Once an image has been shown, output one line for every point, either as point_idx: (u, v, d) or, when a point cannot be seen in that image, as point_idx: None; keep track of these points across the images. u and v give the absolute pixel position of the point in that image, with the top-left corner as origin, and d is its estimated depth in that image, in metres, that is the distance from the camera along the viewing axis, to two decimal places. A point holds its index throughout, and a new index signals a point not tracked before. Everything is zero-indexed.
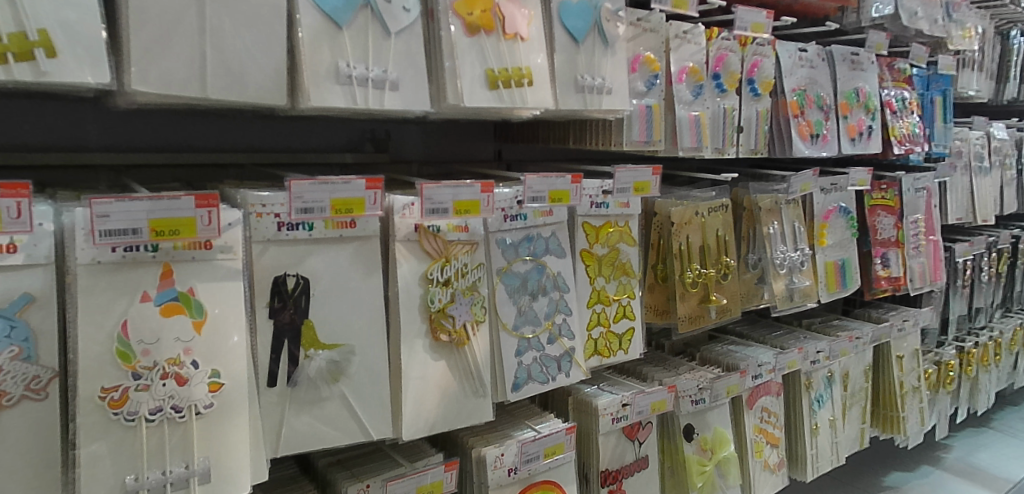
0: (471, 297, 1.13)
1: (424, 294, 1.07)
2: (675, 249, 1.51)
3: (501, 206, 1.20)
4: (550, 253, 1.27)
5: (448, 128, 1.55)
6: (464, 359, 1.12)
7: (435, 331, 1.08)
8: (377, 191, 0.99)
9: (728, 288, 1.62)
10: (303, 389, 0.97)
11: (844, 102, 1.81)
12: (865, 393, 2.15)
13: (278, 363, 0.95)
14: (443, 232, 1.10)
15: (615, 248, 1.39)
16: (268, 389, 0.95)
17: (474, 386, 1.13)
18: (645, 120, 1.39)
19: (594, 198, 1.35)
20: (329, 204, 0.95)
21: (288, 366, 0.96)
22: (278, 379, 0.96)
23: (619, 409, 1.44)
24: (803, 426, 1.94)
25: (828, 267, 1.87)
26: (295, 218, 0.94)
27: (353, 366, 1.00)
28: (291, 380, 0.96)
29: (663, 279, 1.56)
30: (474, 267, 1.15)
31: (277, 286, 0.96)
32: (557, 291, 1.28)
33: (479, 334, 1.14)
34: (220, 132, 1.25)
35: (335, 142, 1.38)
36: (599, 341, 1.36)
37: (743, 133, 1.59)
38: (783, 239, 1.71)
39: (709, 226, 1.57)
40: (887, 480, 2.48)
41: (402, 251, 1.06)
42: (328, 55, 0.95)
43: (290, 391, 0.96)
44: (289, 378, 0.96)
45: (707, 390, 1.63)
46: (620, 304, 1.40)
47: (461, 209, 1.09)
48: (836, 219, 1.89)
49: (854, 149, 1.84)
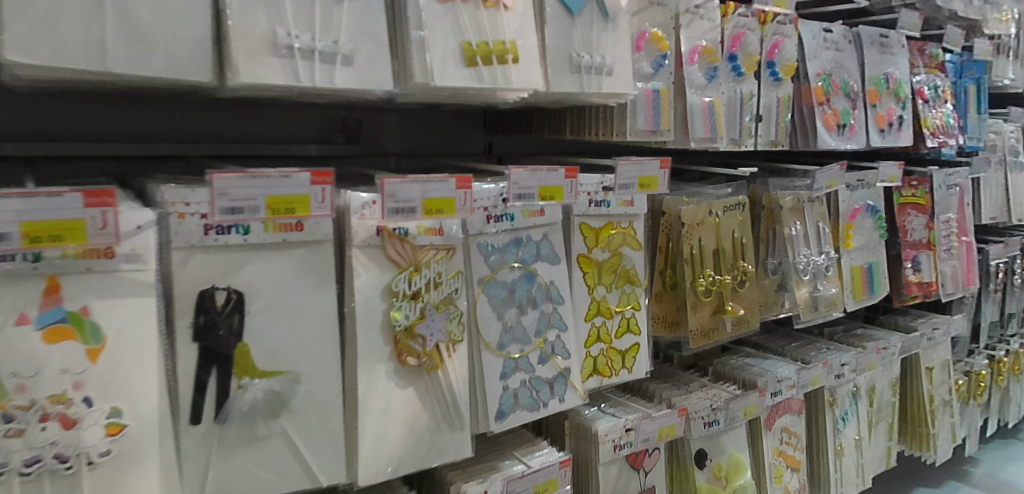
0: (447, 312, 0.96)
1: (388, 311, 0.90)
2: (685, 254, 1.34)
3: (483, 205, 1.03)
4: (542, 258, 1.10)
5: (430, 117, 1.38)
6: (436, 386, 0.95)
7: (401, 354, 0.91)
8: (325, 187, 0.81)
9: (744, 296, 1.45)
10: (235, 427, 0.80)
11: (873, 89, 1.62)
12: (890, 407, 2.00)
13: (205, 396, 0.79)
14: (411, 236, 0.93)
15: (617, 253, 1.21)
16: (190, 426, 0.78)
17: (448, 417, 0.96)
18: (652, 106, 1.21)
19: (594, 196, 1.17)
20: (265, 203, 0.77)
21: (219, 398, 0.79)
22: (205, 415, 0.79)
23: (622, 434, 1.28)
24: (827, 447, 1.77)
25: (853, 271, 1.70)
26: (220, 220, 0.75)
27: (299, 395, 0.84)
28: (220, 415, 0.79)
29: (673, 287, 1.38)
30: (451, 276, 0.97)
31: (204, 303, 0.79)
32: (549, 303, 1.11)
33: (456, 356, 0.97)
34: (163, 118, 1.08)
35: (297, 132, 1.22)
36: (599, 359, 1.20)
37: (762, 123, 1.41)
38: (806, 241, 1.53)
39: (724, 226, 1.40)
40: None
41: (359, 258, 0.89)
42: (263, 21, 0.78)
43: (219, 428, 0.80)
44: (217, 414, 0.79)
45: (721, 411, 1.46)
46: (623, 317, 1.23)
47: (432, 209, 0.91)
48: (863, 219, 1.71)
49: (883, 141, 1.65)
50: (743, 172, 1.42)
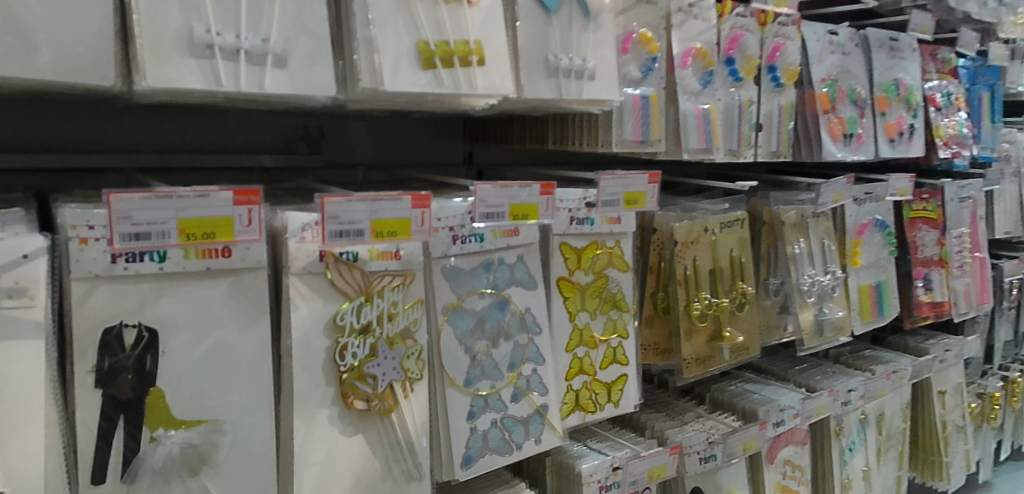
0: (403, 348, 0.85)
1: (331, 348, 0.80)
2: (678, 275, 1.23)
3: (447, 224, 0.91)
4: (516, 283, 0.99)
5: (402, 124, 1.27)
6: (390, 431, 0.84)
7: (348, 398, 0.80)
8: (251, 208, 0.72)
9: (743, 321, 1.33)
10: (145, 486, 0.70)
11: (882, 95, 1.51)
12: (901, 434, 1.90)
13: (111, 451, 0.69)
14: (362, 261, 0.82)
15: (601, 275, 1.10)
16: (92, 486, 0.68)
17: (404, 467, 0.85)
18: (640, 114, 1.10)
19: (575, 213, 1.05)
20: (176, 227, 0.69)
21: (127, 452, 0.69)
22: (110, 473, 0.69)
23: (608, 474, 1.18)
24: (833, 480, 1.67)
25: (861, 291, 1.59)
26: (120, 247, 0.67)
27: (224, 447, 0.74)
28: (129, 472, 0.69)
29: (665, 310, 1.27)
30: (410, 306, 0.86)
31: (109, 343, 0.69)
32: (525, 333, 0.99)
33: (414, 397, 0.86)
34: (99, 126, 0.99)
35: (251, 140, 1.11)
36: (581, 393, 1.08)
37: (762, 132, 1.30)
38: (811, 260, 1.41)
39: (721, 245, 1.29)
40: None
41: (297, 287, 0.78)
42: (176, 14, 0.67)
43: (126, 488, 0.69)
44: (124, 472, 0.69)
45: (719, 445, 1.36)
46: (608, 346, 1.12)
47: (382, 231, 0.80)
48: (871, 235, 1.60)
49: (893, 152, 1.54)
50: (743, 185, 1.30)
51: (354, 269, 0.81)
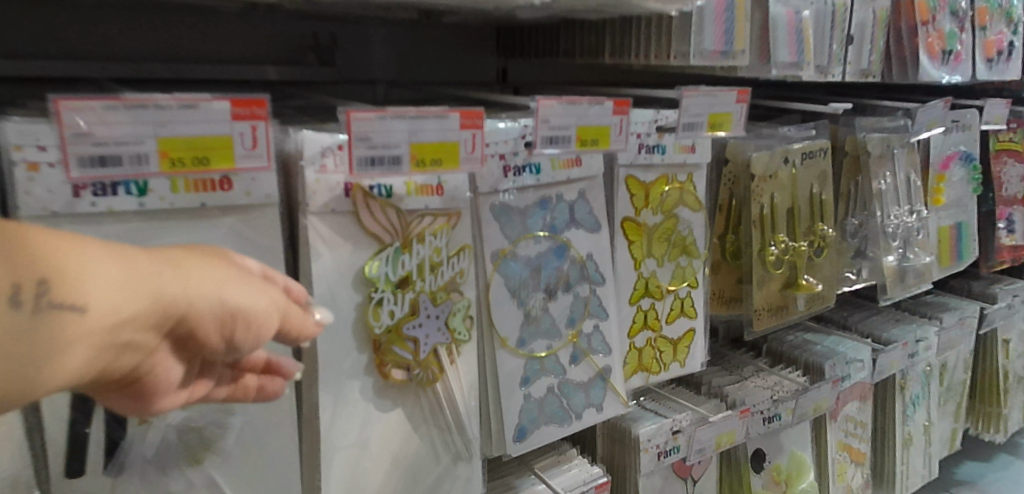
0: (448, 303, 0.70)
1: (362, 305, 0.65)
2: (754, 215, 1.05)
3: (498, 152, 0.74)
4: (577, 224, 0.82)
5: (427, 34, 1.08)
6: (433, 404, 0.71)
7: (384, 367, 0.67)
8: (255, 125, 0.56)
9: (820, 267, 1.17)
10: (133, 477, 0.60)
11: (983, 6, 1.30)
12: (961, 386, 1.76)
13: (92, 439, 0.58)
14: (397, 198, 0.66)
15: (671, 215, 0.93)
16: (68, 481, 0.58)
17: (451, 445, 0.73)
18: (723, 18, 0.91)
19: (645, 138, 0.87)
20: (156, 149, 0.52)
21: (110, 439, 0.59)
22: (90, 462, 0.58)
23: (668, 439, 1.05)
24: (894, 438, 1.54)
25: (940, 233, 1.42)
26: (80, 178, 0.50)
27: (233, 432, 0.64)
28: (112, 464, 0.59)
29: (734, 255, 1.10)
30: (454, 254, 0.70)
31: None
32: (586, 283, 0.83)
33: (461, 362, 0.72)
34: (67, 28, 0.81)
35: (252, 49, 0.93)
36: (645, 352, 0.93)
37: (853, 46, 1.11)
38: (896, 198, 1.24)
39: (801, 180, 1.11)
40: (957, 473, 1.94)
41: (319, 232, 0.62)
42: None
43: (110, 481, 0.59)
44: (107, 461, 0.59)
45: (783, 403, 1.21)
46: (676, 297, 0.96)
47: (424, 158, 0.64)
48: (956, 170, 1.41)
49: (990, 74, 1.34)
50: (836, 107, 1.11)
51: (388, 208, 0.65)
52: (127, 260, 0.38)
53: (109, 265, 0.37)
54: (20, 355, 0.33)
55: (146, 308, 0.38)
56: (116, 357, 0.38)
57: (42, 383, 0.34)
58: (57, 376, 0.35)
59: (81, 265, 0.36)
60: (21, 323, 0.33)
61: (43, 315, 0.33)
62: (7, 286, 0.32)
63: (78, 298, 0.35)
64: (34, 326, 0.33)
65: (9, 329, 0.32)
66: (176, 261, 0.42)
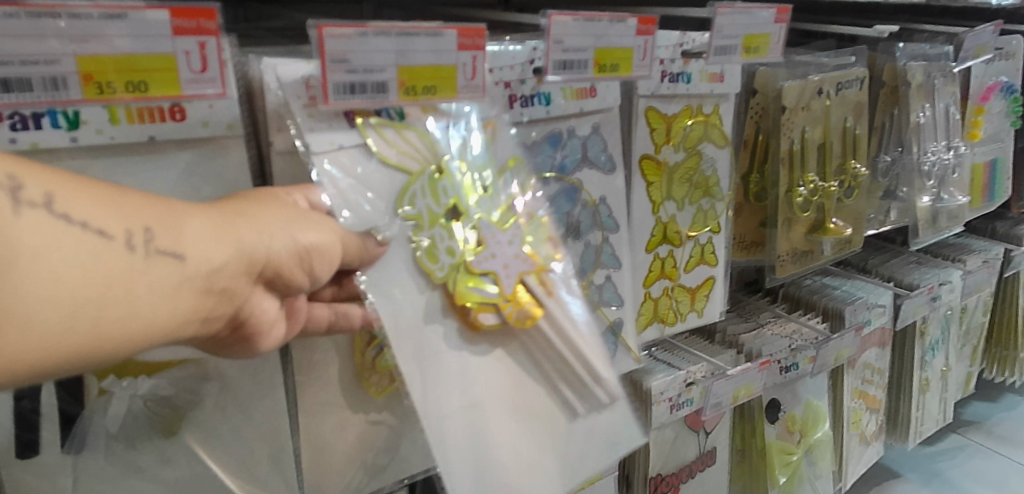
0: (518, 226, 0.58)
1: (411, 248, 0.54)
2: (783, 152, 0.95)
3: (502, 78, 0.65)
4: (590, 164, 0.73)
5: None
6: (542, 348, 0.57)
7: (467, 312, 0.54)
8: (205, 41, 0.46)
9: (850, 209, 1.08)
10: (94, 452, 0.53)
11: None
12: (979, 329, 1.69)
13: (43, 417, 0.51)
14: (410, 119, 0.57)
15: (695, 151, 0.83)
16: (22, 461, 0.51)
17: (574, 389, 0.58)
18: None
19: (669, 65, 0.77)
20: (77, 72, 0.43)
21: (64, 414, 0.52)
22: (45, 438, 0.51)
23: (681, 391, 0.98)
24: (911, 384, 1.48)
25: (975, 170, 1.32)
26: None
27: (210, 400, 0.56)
28: (72, 440, 0.52)
29: (758, 195, 1.01)
30: (505, 171, 0.60)
31: None
32: (599, 230, 0.75)
33: (558, 290, 0.58)
34: None
35: None
36: (661, 303, 0.85)
37: None
38: (934, 132, 1.13)
39: (836, 112, 1.00)
40: (964, 412, 1.86)
41: (337, 167, 0.53)
42: None
43: (72, 459, 0.52)
44: (64, 437, 0.52)
45: (801, 352, 1.14)
46: (697, 243, 0.87)
47: (415, 84, 0.55)
48: (996, 101, 1.30)
49: None
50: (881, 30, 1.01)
51: (405, 132, 0.56)
52: (205, 212, 0.41)
53: (195, 215, 0.40)
54: (139, 295, 0.36)
55: (231, 259, 0.40)
56: (215, 304, 0.40)
57: (158, 324, 0.37)
58: (172, 315, 0.37)
59: (172, 214, 0.38)
60: (137, 265, 0.36)
61: (153, 258, 0.36)
62: (120, 231, 0.36)
63: (177, 245, 0.37)
64: (146, 268, 0.36)
65: (126, 269, 0.35)
66: (248, 209, 0.44)
